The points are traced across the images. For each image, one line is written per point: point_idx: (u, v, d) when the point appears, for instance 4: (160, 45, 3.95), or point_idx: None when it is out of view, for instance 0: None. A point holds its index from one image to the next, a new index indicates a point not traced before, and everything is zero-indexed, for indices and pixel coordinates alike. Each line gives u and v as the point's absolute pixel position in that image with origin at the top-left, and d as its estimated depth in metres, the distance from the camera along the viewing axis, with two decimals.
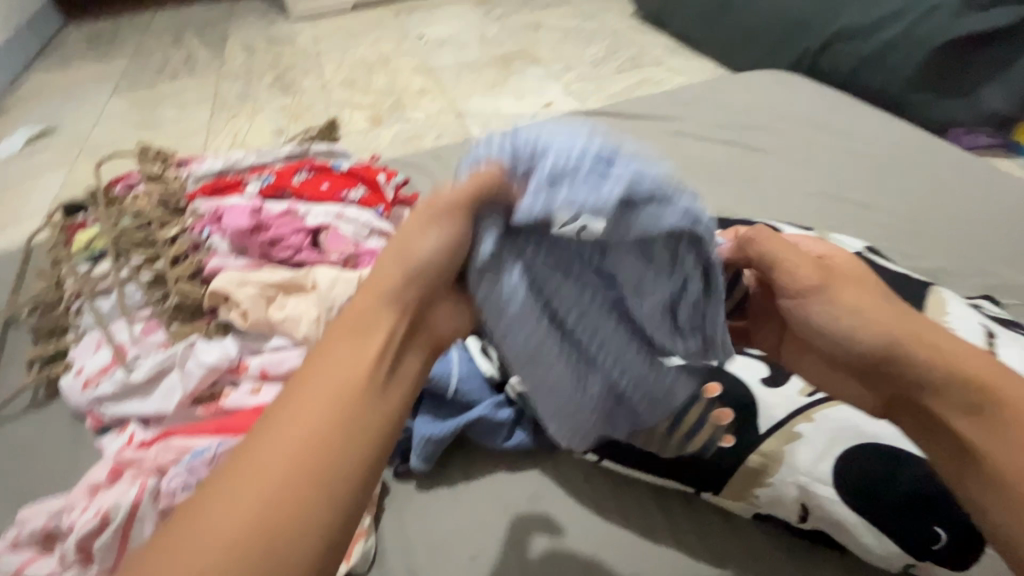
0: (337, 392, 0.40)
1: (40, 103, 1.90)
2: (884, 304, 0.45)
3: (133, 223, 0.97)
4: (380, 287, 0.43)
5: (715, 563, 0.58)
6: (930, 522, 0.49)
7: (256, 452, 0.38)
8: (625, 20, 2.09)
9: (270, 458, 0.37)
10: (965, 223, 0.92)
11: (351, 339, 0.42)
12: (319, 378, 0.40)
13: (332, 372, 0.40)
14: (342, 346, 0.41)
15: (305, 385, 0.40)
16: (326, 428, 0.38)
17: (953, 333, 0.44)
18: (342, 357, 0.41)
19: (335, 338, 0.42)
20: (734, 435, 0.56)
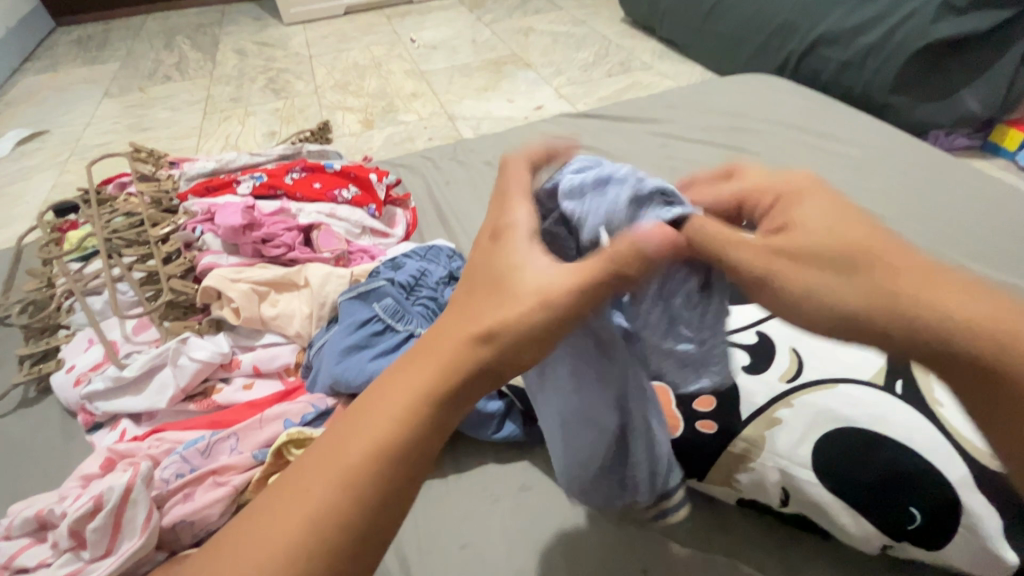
0: (383, 471, 0.35)
1: (30, 106, 1.89)
2: (839, 276, 0.36)
3: (125, 223, 0.98)
4: (470, 351, 0.37)
5: (702, 550, 0.59)
6: (907, 504, 0.50)
7: (333, 453, 0.36)
8: (614, 26, 2.13)
9: (344, 462, 0.35)
10: (943, 221, 0.95)
11: (421, 410, 0.36)
12: (371, 442, 0.35)
13: (412, 381, 0.37)
14: (408, 409, 0.36)
15: (354, 439, 0.36)
16: (360, 513, 0.34)
17: (943, 280, 0.35)
18: (422, 370, 0.37)
19: (403, 392, 0.37)
20: (715, 422, 0.58)
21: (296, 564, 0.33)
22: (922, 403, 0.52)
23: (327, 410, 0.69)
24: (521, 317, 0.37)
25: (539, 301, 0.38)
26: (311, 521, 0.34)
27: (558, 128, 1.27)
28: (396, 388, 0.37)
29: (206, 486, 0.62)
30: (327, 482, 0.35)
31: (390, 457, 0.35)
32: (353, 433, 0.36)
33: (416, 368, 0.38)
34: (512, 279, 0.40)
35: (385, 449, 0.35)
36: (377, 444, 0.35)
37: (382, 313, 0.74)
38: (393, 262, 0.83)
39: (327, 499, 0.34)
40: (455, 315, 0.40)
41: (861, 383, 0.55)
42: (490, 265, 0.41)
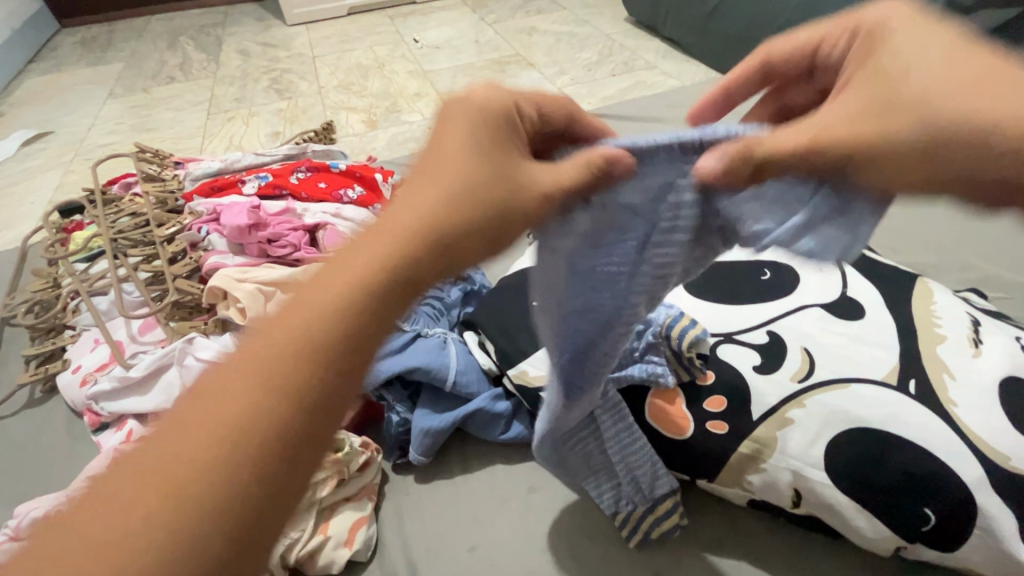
0: (315, 364, 0.31)
1: (34, 107, 1.90)
2: (897, 121, 0.34)
3: (131, 223, 0.98)
4: (414, 238, 0.34)
5: (712, 551, 0.59)
6: (920, 505, 0.50)
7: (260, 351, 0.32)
8: (617, 26, 2.12)
9: (274, 356, 0.31)
10: (952, 220, 0.94)
11: (357, 300, 0.33)
12: (302, 335, 0.32)
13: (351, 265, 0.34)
14: (342, 299, 0.33)
15: (278, 334, 0.32)
16: (293, 413, 0.30)
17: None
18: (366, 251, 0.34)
19: (337, 283, 0.33)
20: (725, 422, 0.57)
21: (216, 472, 0.29)
22: (936, 403, 0.52)
23: None
24: (474, 201, 0.36)
25: (490, 191, 0.37)
26: (235, 428, 0.30)
27: None
28: (330, 279, 0.33)
29: None
30: (250, 384, 0.31)
31: (324, 349, 0.32)
32: (283, 329, 0.32)
33: (353, 256, 0.34)
34: (462, 163, 0.37)
35: (324, 345, 0.32)
36: (306, 337, 0.32)
37: None
38: None
39: (251, 400, 0.30)
40: (398, 203, 0.36)
41: (873, 383, 0.54)
42: (439, 153, 0.38)
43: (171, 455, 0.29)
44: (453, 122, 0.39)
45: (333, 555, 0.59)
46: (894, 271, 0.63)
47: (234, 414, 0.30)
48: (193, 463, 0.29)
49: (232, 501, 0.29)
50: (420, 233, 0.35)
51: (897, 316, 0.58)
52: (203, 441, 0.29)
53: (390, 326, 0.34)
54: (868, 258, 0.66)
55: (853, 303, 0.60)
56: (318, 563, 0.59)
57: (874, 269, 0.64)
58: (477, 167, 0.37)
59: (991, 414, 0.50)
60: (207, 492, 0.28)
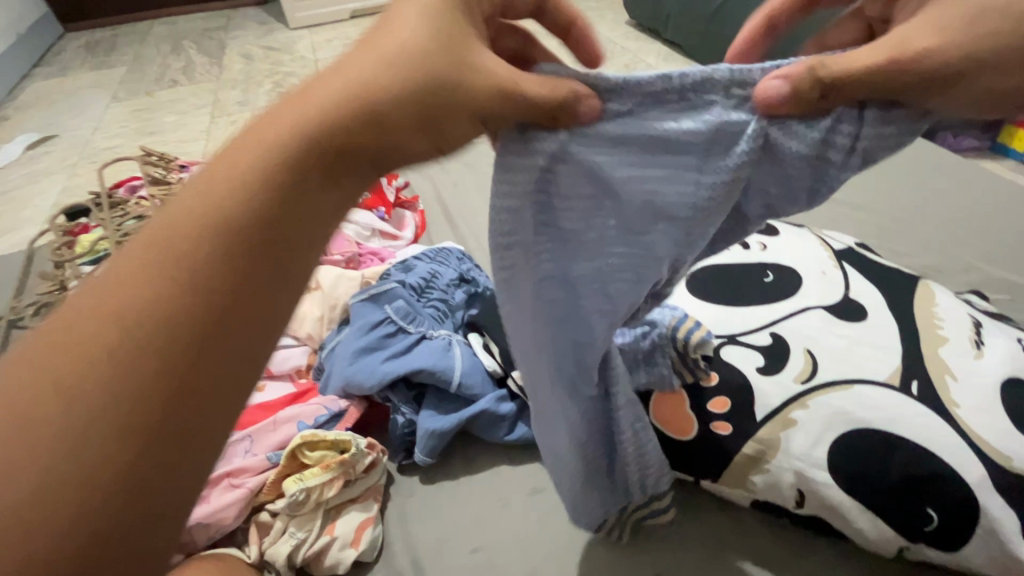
0: (230, 258, 0.30)
1: (39, 110, 1.91)
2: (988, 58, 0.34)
3: (137, 226, 0.99)
4: (332, 122, 0.32)
5: (716, 551, 0.59)
6: (923, 505, 0.50)
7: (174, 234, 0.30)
8: (619, 30, 2.13)
9: (188, 240, 0.30)
10: (954, 223, 0.94)
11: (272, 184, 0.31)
12: (211, 220, 0.30)
13: (264, 148, 0.32)
14: (250, 181, 0.31)
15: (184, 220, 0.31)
16: (205, 297, 0.29)
17: None
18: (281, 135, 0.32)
19: (248, 166, 0.32)
20: (729, 423, 0.57)
21: (128, 362, 0.28)
22: (938, 405, 0.52)
23: (340, 411, 0.70)
24: (399, 86, 0.33)
25: (424, 80, 0.33)
26: (145, 315, 0.29)
27: None
28: (237, 161, 0.32)
29: (221, 488, 0.62)
30: (161, 276, 0.29)
31: (235, 230, 0.30)
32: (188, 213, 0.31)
33: (263, 139, 0.32)
34: (394, 50, 0.34)
35: (238, 237, 0.30)
36: (213, 220, 0.30)
37: (394, 316, 0.74)
38: (403, 264, 0.84)
39: (161, 287, 0.29)
40: (314, 87, 0.34)
41: (875, 384, 0.54)
42: (370, 41, 0.35)
43: (76, 348, 0.28)
44: (395, 9, 0.36)
45: (339, 555, 0.60)
46: (896, 273, 0.64)
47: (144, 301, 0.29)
48: (107, 356, 0.28)
49: (152, 406, 0.28)
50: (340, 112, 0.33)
51: (899, 318, 0.59)
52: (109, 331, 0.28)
53: (307, 224, 0.32)
54: (871, 260, 0.66)
55: (855, 305, 0.61)
56: (324, 563, 0.59)
57: (876, 271, 0.64)
58: (412, 54, 0.33)
59: (993, 415, 0.51)
60: (116, 395, 0.28)
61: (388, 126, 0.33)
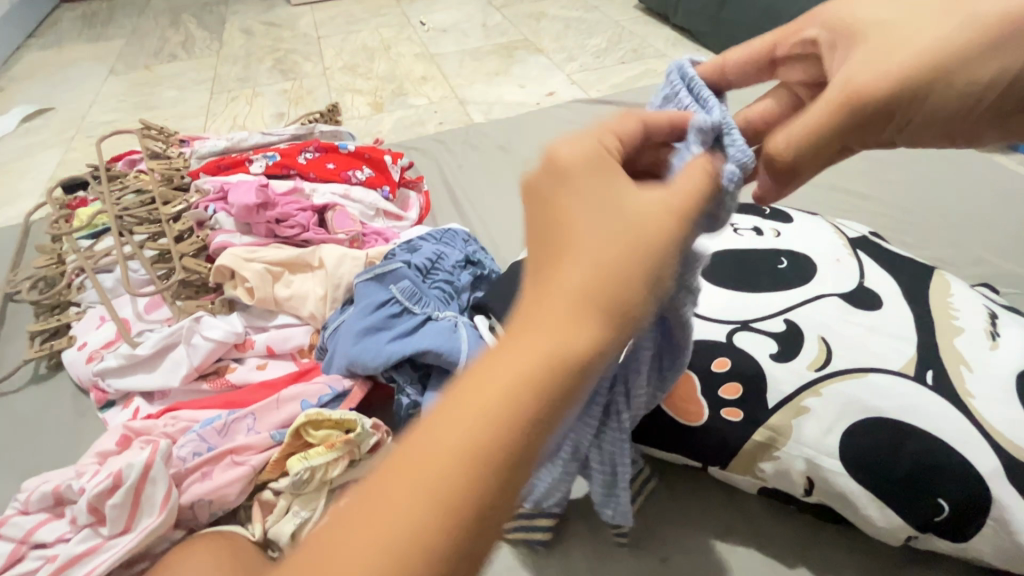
0: (474, 473, 0.29)
1: (34, 83, 1.86)
2: (866, 79, 0.39)
3: (136, 199, 0.97)
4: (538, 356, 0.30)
5: (720, 538, 0.59)
6: (935, 497, 0.50)
7: (446, 422, 0.29)
8: (628, 10, 2.03)
9: (447, 436, 0.29)
10: (963, 217, 0.94)
11: (532, 373, 0.30)
12: (521, 399, 0.30)
13: (503, 371, 0.30)
14: (573, 347, 0.30)
15: (441, 436, 0.29)
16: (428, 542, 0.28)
17: (903, 88, 0.39)
18: (503, 368, 0.30)
19: (615, 236, 0.33)
20: (740, 409, 0.57)
21: None
22: (953, 395, 0.51)
23: (344, 391, 0.69)
24: (614, 277, 0.32)
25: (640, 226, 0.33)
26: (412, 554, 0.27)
27: (572, 114, 1.27)
28: (489, 377, 0.30)
29: (224, 466, 0.61)
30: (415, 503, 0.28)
31: (471, 462, 0.29)
32: (430, 440, 0.29)
33: (582, 308, 0.31)
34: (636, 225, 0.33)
35: (473, 452, 0.29)
36: (526, 392, 0.29)
37: (399, 295, 0.72)
38: (409, 245, 0.82)
39: (424, 498, 0.28)
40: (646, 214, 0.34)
41: (889, 372, 0.54)
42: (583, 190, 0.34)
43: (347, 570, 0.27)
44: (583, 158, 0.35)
45: None
46: (909, 263, 0.63)
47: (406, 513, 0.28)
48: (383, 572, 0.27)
49: None
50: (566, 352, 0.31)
51: (914, 307, 0.58)
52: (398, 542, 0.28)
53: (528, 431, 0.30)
54: (885, 249, 0.66)
55: (869, 294, 0.60)
56: None
57: (891, 260, 0.63)
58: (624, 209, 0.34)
59: (1007, 405, 0.50)
60: None
61: (605, 282, 0.32)
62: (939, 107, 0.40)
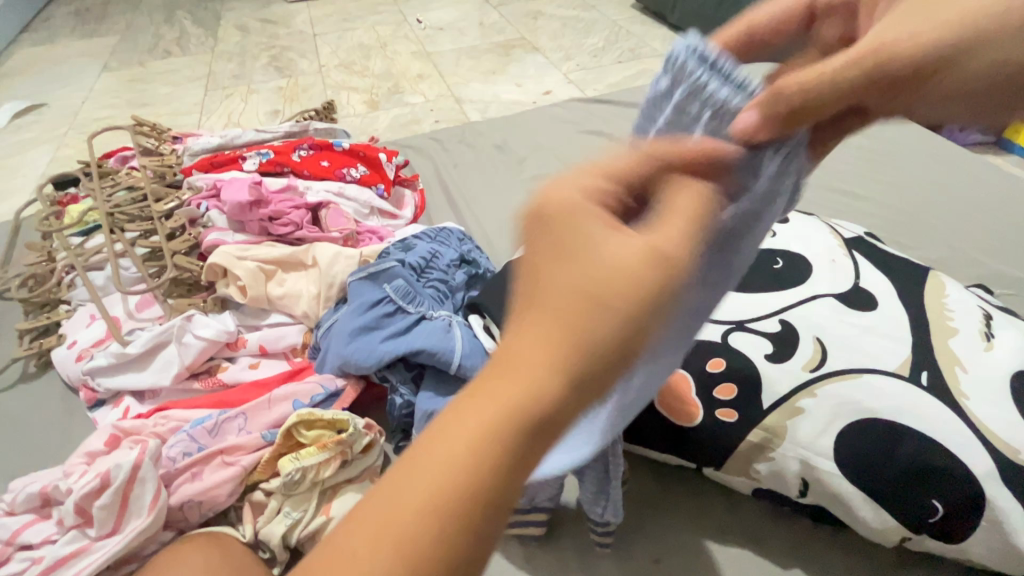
0: (417, 575, 0.24)
1: (26, 79, 1.84)
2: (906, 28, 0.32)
3: (128, 196, 0.96)
4: (490, 430, 0.25)
5: (715, 540, 0.59)
6: (929, 498, 0.50)
7: (383, 510, 0.25)
8: (625, 10, 2.03)
9: (383, 527, 0.25)
10: (957, 219, 0.94)
11: (485, 448, 0.25)
12: (477, 473, 0.25)
13: (450, 454, 0.25)
14: (537, 414, 0.25)
15: (377, 526, 0.25)
16: None
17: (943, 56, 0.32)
18: (449, 453, 0.25)
19: (584, 287, 0.27)
20: (735, 410, 0.57)
21: None
22: (948, 396, 0.51)
23: (336, 391, 0.69)
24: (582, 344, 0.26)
25: (618, 273, 0.27)
26: None
27: (568, 114, 1.27)
28: (435, 459, 0.25)
29: (214, 466, 0.60)
30: None
31: (409, 559, 0.24)
32: (355, 553, 0.24)
33: (543, 376, 0.26)
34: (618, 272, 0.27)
35: (414, 547, 0.24)
36: (476, 467, 0.25)
37: (393, 295, 0.72)
38: (403, 243, 0.81)
39: None
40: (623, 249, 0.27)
41: (884, 373, 0.53)
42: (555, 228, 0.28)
43: None
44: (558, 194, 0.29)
45: None
46: (904, 264, 0.63)
47: None
48: None
49: None
50: (527, 418, 0.25)
51: (909, 308, 0.58)
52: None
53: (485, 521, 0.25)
54: (880, 249, 0.65)
55: (865, 295, 0.59)
56: None
57: (886, 261, 0.63)
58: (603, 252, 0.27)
59: (1001, 406, 0.50)
60: None
61: (575, 344, 0.26)
62: (960, 97, 0.34)
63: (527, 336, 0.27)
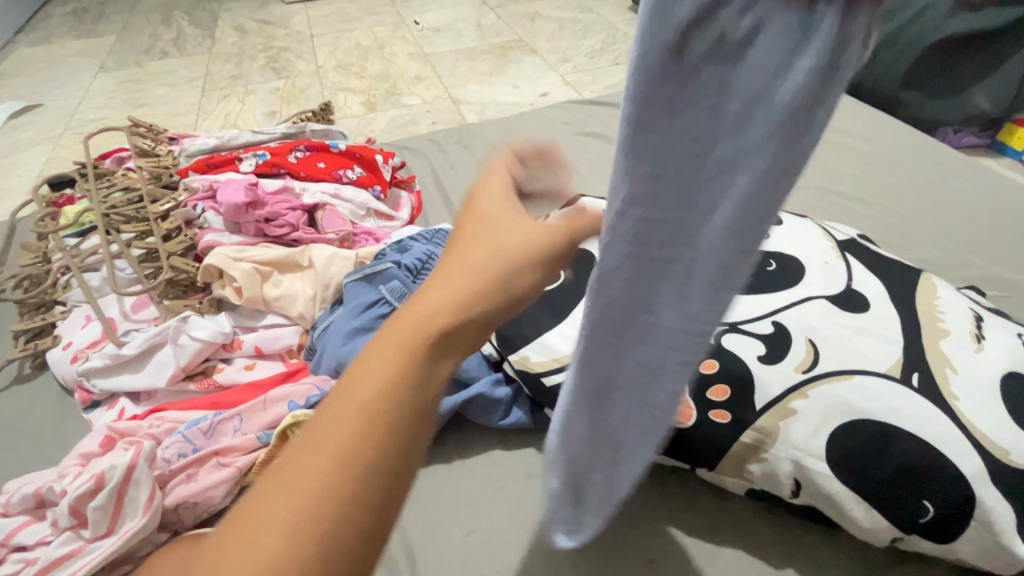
0: (368, 442, 0.29)
1: (22, 79, 1.84)
2: None
3: (123, 198, 0.96)
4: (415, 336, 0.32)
5: (708, 540, 0.59)
6: (920, 499, 0.50)
7: (337, 404, 0.30)
8: (622, 12, 2.04)
9: (339, 418, 0.30)
10: (950, 221, 0.95)
11: (414, 347, 0.32)
12: (412, 370, 0.31)
13: (384, 353, 0.32)
14: (454, 320, 0.34)
15: (333, 415, 0.30)
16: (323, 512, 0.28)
17: None
18: (385, 355, 0.32)
19: (488, 247, 0.38)
20: (728, 411, 0.57)
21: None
22: (938, 397, 0.52)
23: None
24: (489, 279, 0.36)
25: (514, 240, 0.38)
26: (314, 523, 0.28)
27: (565, 116, 1.27)
28: (377, 356, 0.32)
29: (209, 467, 0.60)
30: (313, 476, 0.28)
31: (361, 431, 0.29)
32: (317, 440, 0.29)
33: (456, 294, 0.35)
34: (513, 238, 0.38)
35: (368, 421, 0.30)
36: (407, 357, 0.32)
37: (389, 296, 0.72)
38: (399, 245, 0.81)
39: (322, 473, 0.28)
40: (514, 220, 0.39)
41: (876, 375, 0.54)
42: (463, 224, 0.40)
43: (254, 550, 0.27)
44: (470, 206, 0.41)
45: None
46: (896, 266, 0.64)
47: (300, 496, 0.28)
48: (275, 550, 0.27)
49: None
50: (435, 321, 0.33)
51: (900, 310, 0.58)
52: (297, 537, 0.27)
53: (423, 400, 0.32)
54: (872, 252, 0.66)
55: (857, 297, 0.60)
56: None
57: (878, 263, 0.63)
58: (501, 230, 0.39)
59: (991, 408, 0.51)
60: None
61: (484, 279, 0.36)
62: None
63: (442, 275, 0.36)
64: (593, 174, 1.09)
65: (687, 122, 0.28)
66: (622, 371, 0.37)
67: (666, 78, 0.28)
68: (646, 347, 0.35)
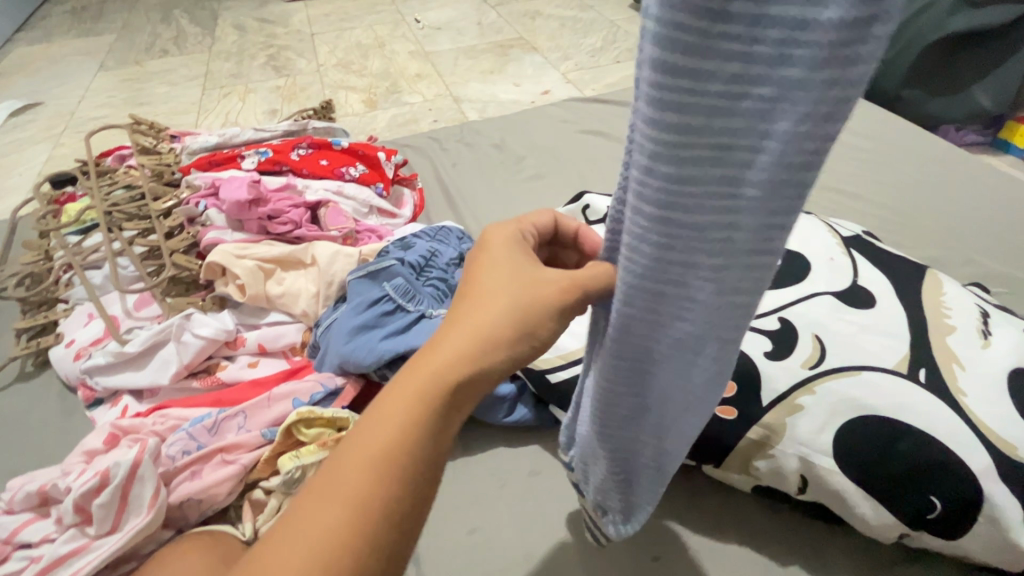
0: (377, 486, 0.32)
1: (22, 77, 1.84)
2: None
3: (125, 195, 0.95)
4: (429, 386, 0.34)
5: (714, 537, 0.59)
6: (927, 495, 0.50)
7: (353, 449, 0.33)
8: (622, 10, 2.03)
9: (354, 464, 0.32)
10: (953, 218, 0.94)
11: (427, 396, 0.34)
12: (422, 420, 0.33)
13: (399, 402, 0.34)
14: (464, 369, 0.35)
15: (351, 459, 0.33)
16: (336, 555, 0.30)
17: None
18: (400, 401, 0.34)
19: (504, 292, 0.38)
20: (735, 408, 0.57)
21: None
22: (945, 393, 0.52)
23: (336, 389, 0.68)
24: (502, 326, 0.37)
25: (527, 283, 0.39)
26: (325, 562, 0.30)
27: (567, 113, 1.27)
28: (391, 404, 0.34)
29: (213, 464, 0.60)
30: (326, 515, 0.31)
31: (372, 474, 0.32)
32: (333, 484, 0.32)
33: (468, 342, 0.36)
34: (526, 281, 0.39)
35: (379, 467, 0.32)
36: (417, 406, 0.34)
37: (393, 293, 0.72)
38: (402, 242, 0.81)
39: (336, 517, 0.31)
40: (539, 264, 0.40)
41: (884, 371, 0.54)
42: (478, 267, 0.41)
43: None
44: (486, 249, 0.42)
45: None
46: (902, 262, 0.63)
47: (314, 537, 0.31)
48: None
49: None
50: (448, 374, 0.34)
51: (907, 306, 0.58)
52: (327, 545, 0.30)
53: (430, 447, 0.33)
54: (878, 248, 0.66)
55: (864, 293, 0.60)
56: None
57: (884, 260, 0.63)
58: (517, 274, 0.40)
59: (998, 403, 0.51)
60: None
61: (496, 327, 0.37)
62: None
63: (461, 315, 0.38)
64: (596, 171, 1.09)
65: (711, 105, 0.29)
66: (661, 348, 0.39)
67: (688, 61, 0.28)
68: (685, 318, 0.36)
